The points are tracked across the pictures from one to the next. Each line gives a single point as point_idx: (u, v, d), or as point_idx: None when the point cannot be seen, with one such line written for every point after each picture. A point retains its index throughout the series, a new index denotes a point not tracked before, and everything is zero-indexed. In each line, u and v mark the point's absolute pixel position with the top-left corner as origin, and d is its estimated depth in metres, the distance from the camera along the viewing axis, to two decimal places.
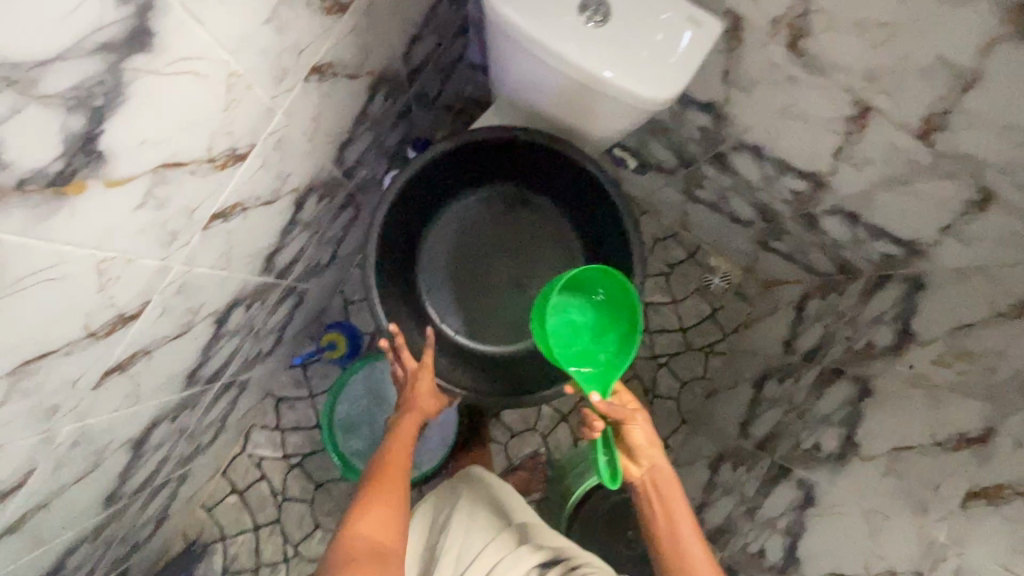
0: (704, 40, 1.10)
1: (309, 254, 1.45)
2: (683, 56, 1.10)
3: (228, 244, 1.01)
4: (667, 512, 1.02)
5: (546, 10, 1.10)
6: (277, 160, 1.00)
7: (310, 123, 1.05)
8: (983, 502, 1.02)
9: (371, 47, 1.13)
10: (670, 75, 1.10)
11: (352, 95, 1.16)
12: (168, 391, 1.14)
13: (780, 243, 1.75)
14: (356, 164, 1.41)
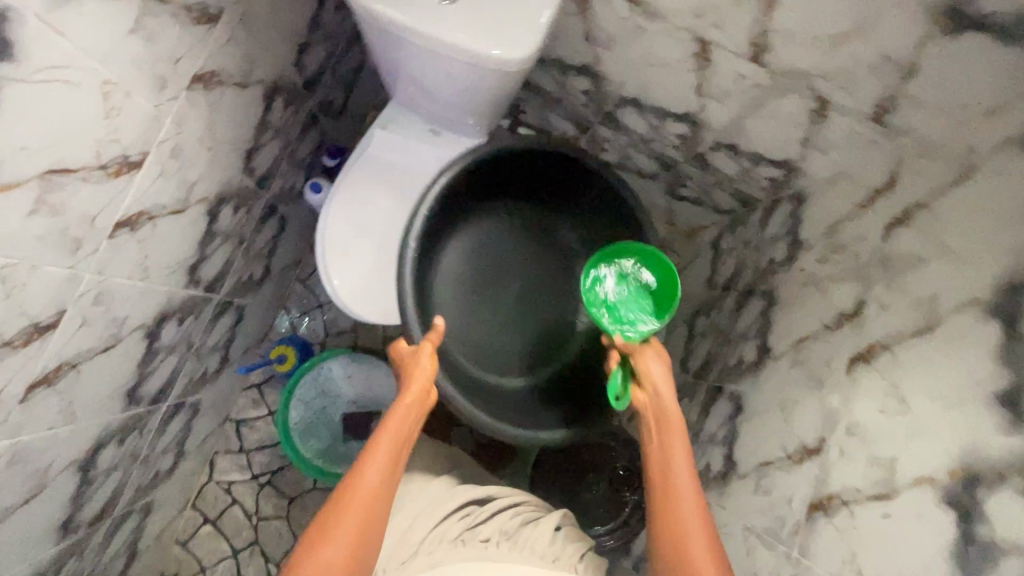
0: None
1: (236, 268, 1.33)
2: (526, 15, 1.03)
3: (141, 253, 0.93)
4: (672, 507, 0.89)
5: None
6: (177, 168, 0.93)
7: (204, 133, 0.98)
8: None
9: (257, 57, 1.04)
10: (514, 37, 1.02)
11: (244, 106, 1.07)
12: (107, 409, 1.01)
13: None
14: (267, 175, 1.32)
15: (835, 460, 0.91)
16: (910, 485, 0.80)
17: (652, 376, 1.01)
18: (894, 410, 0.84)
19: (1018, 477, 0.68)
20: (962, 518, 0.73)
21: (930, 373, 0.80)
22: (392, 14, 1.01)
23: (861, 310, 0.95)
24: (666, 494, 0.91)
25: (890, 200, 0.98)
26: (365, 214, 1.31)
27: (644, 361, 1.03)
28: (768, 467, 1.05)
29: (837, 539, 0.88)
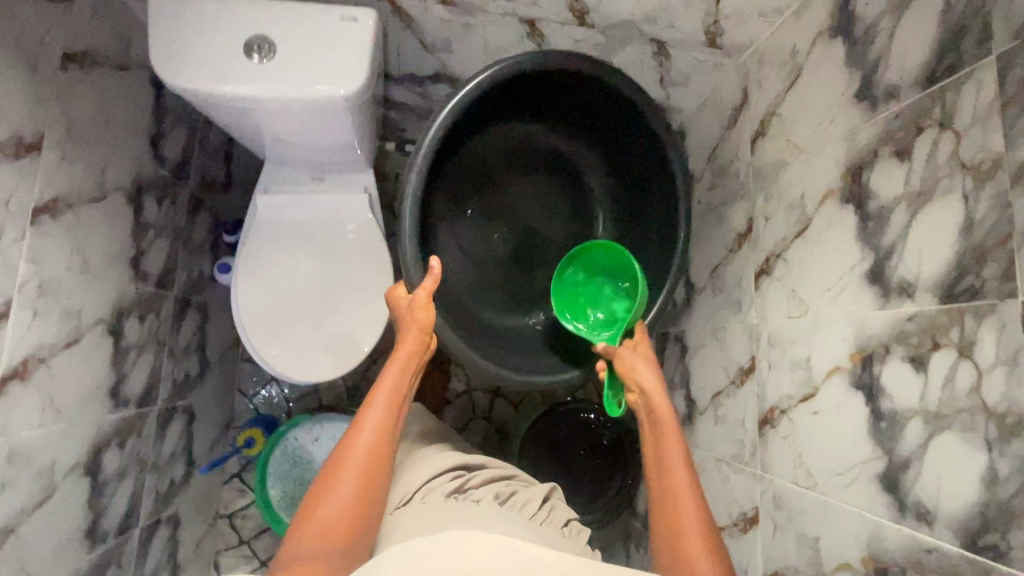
0: (337, 13, 0.96)
1: (167, 371, 1.30)
2: (344, 34, 0.97)
3: (45, 395, 0.90)
4: (670, 501, 0.82)
5: (198, 58, 0.94)
6: (48, 304, 0.90)
7: (73, 256, 0.96)
8: None
9: (105, 163, 1.02)
10: (345, 62, 0.97)
11: (112, 219, 1.06)
12: (71, 560, 0.98)
13: None
14: (167, 271, 1.30)
15: (765, 371, 1.01)
16: (825, 378, 0.88)
17: (637, 378, 0.97)
18: (797, 312, 0.94)
19: (899, 346, 0.74)
20: (868, 398, 0.79)
21: (817, 268, 0.90)
22: (216, 89, 0.95)
23: (751, 227, 1.08)
24: (663, 487, 0.84)
25: (747, 115, 1.12)
26: (271, 279, 1.27)
27: (627, 367, 0.99)
28: (719, 396, 1.16)
29: (787, 450, 0.94)
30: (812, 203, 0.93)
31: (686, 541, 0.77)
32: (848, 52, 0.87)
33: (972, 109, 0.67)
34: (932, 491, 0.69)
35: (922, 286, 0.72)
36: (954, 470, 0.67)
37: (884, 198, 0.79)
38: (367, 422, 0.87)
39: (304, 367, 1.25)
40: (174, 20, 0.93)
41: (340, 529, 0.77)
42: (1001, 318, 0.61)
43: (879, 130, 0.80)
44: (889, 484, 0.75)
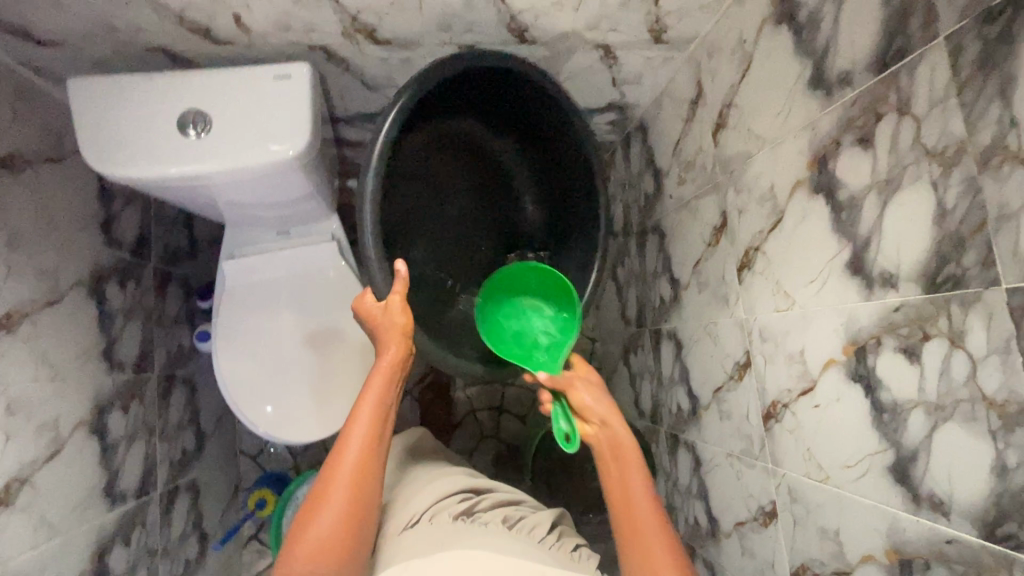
0: (270, 70, 0.78)
1: (244, 460, 1.37)
2: (283, 95, 0.78)
3: (141, 437, 1.00)
4: (649, 562, 0.67)
5: (106, 145, 0.77)
6: (126, 373, 0.98)
7: (140, 337, 1.04)
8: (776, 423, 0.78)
9: (160, 342, 1.11)
10: (278, 121, 0.79)
11: (180, 420, 1.14)
12: None
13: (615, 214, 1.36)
14: None
15: (788, 529, 0.78)
16: (857, 564, 0.64)
17: (589, 409, 0.78)
18: (816, 477, 0.70)
19: (943, 566, 0.53)
20: None
21: (832, 436, 0.67)
22: (217, 201, 0.99)
23: (750, 361, 0.83)
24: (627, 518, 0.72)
25: (730, 240, 0.86)
26: (255, 345, 1.08)
27: (577, 398, 0.79)
28: (742, 526, 0.91)
29: None
30: (814, 364, 0.69)
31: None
32: (814, 196, 0.66)
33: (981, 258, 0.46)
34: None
35: (955, 510, 0.51)
36: None
37: (897, 394, 0.56)
38: (357, 424, 0.71)
39: (305, 426, 1.06)
40: (87, 99, 0.77)
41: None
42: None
43: (879, 316, 0.58)
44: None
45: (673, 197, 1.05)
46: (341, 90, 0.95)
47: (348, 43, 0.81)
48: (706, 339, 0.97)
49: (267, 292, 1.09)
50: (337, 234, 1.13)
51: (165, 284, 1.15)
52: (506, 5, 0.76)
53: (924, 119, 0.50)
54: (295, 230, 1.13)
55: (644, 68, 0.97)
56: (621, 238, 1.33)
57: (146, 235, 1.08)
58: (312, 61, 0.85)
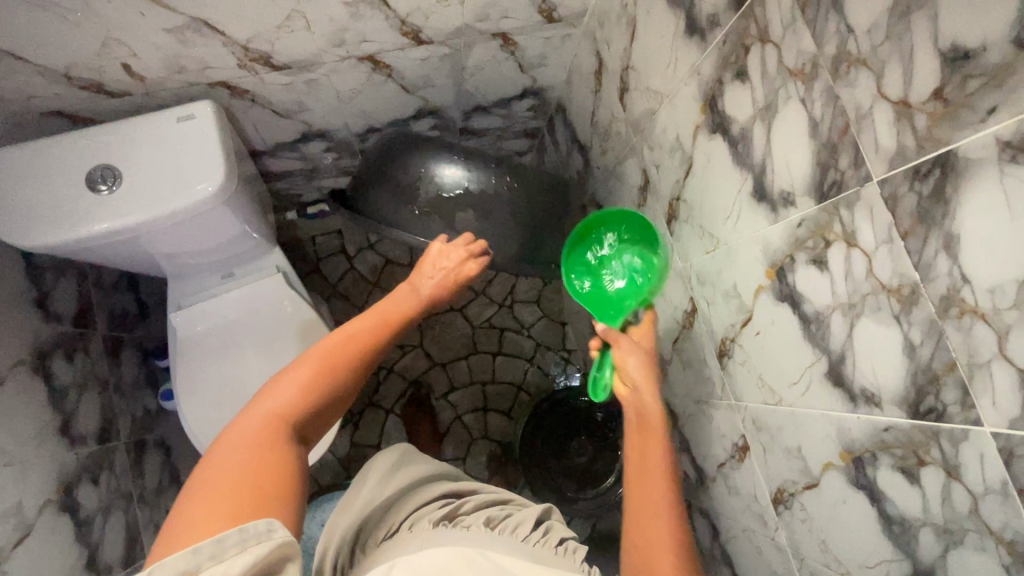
0: (169, 115, 0.78)
1: None
2: (187, 136, 0.78)
3: (115, 507, 0.98)
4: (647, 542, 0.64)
5: (14, 217, 0.75)
6: (88, 447, 0.96)
7: (95, 406, 1.01)
8: (729, 358, 0.81)
9: (121, 410, 1.08)
10: (191, 162, 0.78)
11: (154, 482, 1.11)
12: None
13: None
14: None
15: (761, 457, 0.80)
16: (822, 472, 0.67)
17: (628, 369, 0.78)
18: (771, 400, 0.73)
19: (885, 454, 0.56)
20: (872, 502, 0.60)
21: (777, 361, 0.70)
22: (150, 255, 0.97)
23: (696, 307, 0.86)
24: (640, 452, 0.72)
25: (656, 198, 0.89)
26: (221, 391, 1.07)
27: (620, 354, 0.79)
28: (723, 467, 0.93)
29: (809, 535, 0.73)
30: (748, 296, 0.72)
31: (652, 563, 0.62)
32: (713, 136, 0.69)
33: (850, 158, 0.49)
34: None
35: (884, 397, 0.54)
36: None
37: (816, 302, 0.59)
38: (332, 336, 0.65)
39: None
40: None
41: (266, 432, 0.54)
42: (976, 447, 0.45)
43: (787, 237, 0.61)
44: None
45: (601, 166, 1.08)
46: (253, 124, 0.95)
47: (247, 76, 0.82)
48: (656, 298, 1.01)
49: (224, 340, 1.08)
50: (280, 266, 1.13)
51: (116, 350, 1.12)
52: (391, 10, 0.78)
53: (782, 43, 0.53)
54: (238, 270, 1.12)
55: (543, 48, 0.99)
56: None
57: (86, 303, 1.06)
58: (216, 100, 0.85)
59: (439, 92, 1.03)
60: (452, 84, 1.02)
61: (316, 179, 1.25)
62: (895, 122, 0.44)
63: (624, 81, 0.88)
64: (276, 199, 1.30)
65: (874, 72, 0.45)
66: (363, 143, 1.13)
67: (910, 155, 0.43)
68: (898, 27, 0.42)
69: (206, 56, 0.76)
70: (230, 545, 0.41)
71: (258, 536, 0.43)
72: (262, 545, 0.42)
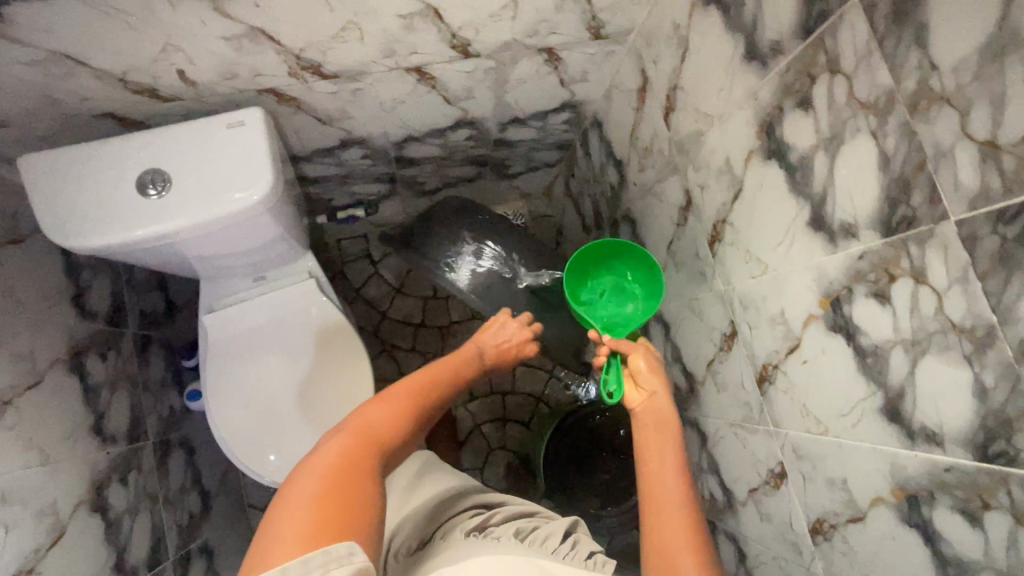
0: (219, 121, 0.78)
1: (252, 515, 1.34)
2: (237, 143, 0.79)
3: (142, 507, 0.98)
4: (665, 552, 0.63)
5: (64, 218, 0.76)
6: (118, 447, 0.96)
7: (125, 406, 1.01)
8: (770, 384, 0.80)
9: (149, 410, 1.08)
10: (237, 170, 0.79)
11: (178, 482, 1.11)
12: None
13: (582, 211, 1.38)
14: None
15: (799, 486, 0.79)
16: (869, 506, 0.66)
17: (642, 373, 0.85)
18: (815, 430, 0.72)
19: (945, 493, 0.55)
20: (925, 541, 0.59)
21: (824, 390, 0.69)
22: (188, 257, 0.98)
23: (736, 331, 0.85)
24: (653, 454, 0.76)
25: (698, 219, 0.88)
26: (249, 393, 1.07)
27: (636, 362, 0.87)
28: (755, 492, 0.92)
29: (849, 568, 0.72)
30: (795, 323, 0.71)
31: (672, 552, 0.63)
32: (768, 162, 0.68)
33: (925, 196, 0.49)
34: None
35: (947, 437, 0.53)
36: None
37: (874, 336, 0.59)
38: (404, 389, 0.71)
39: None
40: (43, 178, 0.76)
41: (359, 447, 0.58)
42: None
43: (845, 267, 0.60)
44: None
45: (637, 183, 1.08)
46: (296, 131, 0.96)
47: (297, 84, 0.82)
48: (691, 317, 1.00)
49: (255, 343, 1.08)
50: (312, 271, 1.13)
51: (145, 348, 1.13)
52: (445, 24, 0.78)
53: (854, 74, 0.53)
54: (270, 272, 1.12)
55: (586, 64, 0.99)
56: (595, 232, 1.35)
57: (119, 302, 1.06)
58: (264, 106, 0.86)
59: (480, 104, 1.03)
60: (493, 97, 1.02)
61: (349, 185, 1.26)
62: (980, 163, 0.43)
63: (671, 99, 0.87)
64: (308, 204, 1.30)
65: (958, 111, 0.44)
66: (399, 151, 1.14)
67: (994, 197, 0.43)
68: (991, 68, 0.41)
69: (259, 63, 0.76)
70: (317, 565, 0.42)
71: (338, 559, 0.43)
72: (343, 568, 0.42)
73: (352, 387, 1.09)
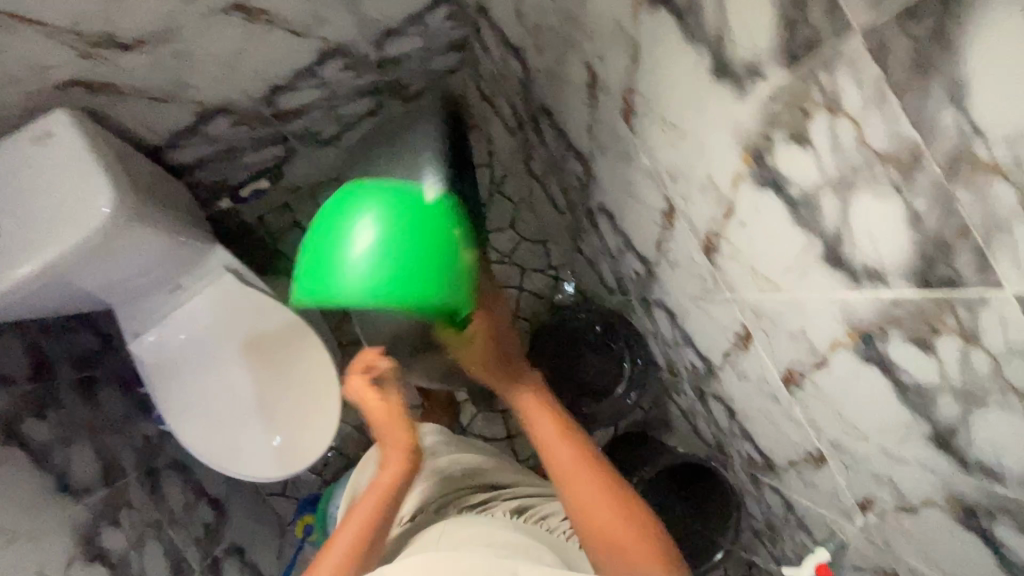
0: (24, 137, 0.76)
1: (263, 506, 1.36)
2: (50, 154, 0.76)
3: (148, 539, 0.99)
4: (617, 555, 0.74)
5: None
6: (98, 497, 0.95)
7: (91, 452, 0.99)
8: (717, 254, 0.76)
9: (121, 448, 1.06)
10: (64, 186, 0.75)
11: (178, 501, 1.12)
12: None
13: (501, 108, 1.27)
14: None
15: (765, 342, 0.78)
16: (830, 350, 0.65)
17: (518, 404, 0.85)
18: (768, 288, 0.69)
19: (896, 326, 0.52)
20: (884, 372, 0.58)
21: (766, 248, 0.64)
22: (81, 290, 0.87)
23: (673, 206, 0.80)
24: (573, 483, 0.79)
25: (607, 95, 0.79)
26: (214, 406, 1.01)
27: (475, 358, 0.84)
28: (729, 355, 0.92)
29: (825, 406, 0.73)
30: (725, 186, 0.65)
31: (632, 551, 0.74)
32: (656, 12, 0.59)
33: (825, 10, 0.41)
34: (992, 457, 0.51)
35: (890, 271, 0.49)
36: (1010, 443, 0.48)
37: (801, 182, 0.53)
38: (338, 540, 0.78)
39: (294, 462, 1.02)
40: None
41: None
42: (997, 312, 0.42)
43: (759, 113, 0.53)
44: (944, 450, 0.56)
45: (541, 69, 0.96)
46: (135, 117, 0.88)
47: (101, 64, 0.76)
48: (629, 200, 0.93)
49: (200, 355, 1.01)
50: (230, 265, 1.02)
51: (92, 390, 1.08)
52: None
53: None
54: (187, 279, 1.01)
55: None
56: (520, 132, 1.24)
57: (40, 356, 0.99)
58: (76, 102, 0.81)
59: (338, 27, 0.89)
60: (349, 13, 0.87)
61: (239, 158, 1.13)
62: None
63: None
64: (205, 190, 1.17)
65: None
66: (275, 105, 1.02)
67: None
68: None
69: (27, 52, 0.70)
70: None
71: None
72: None
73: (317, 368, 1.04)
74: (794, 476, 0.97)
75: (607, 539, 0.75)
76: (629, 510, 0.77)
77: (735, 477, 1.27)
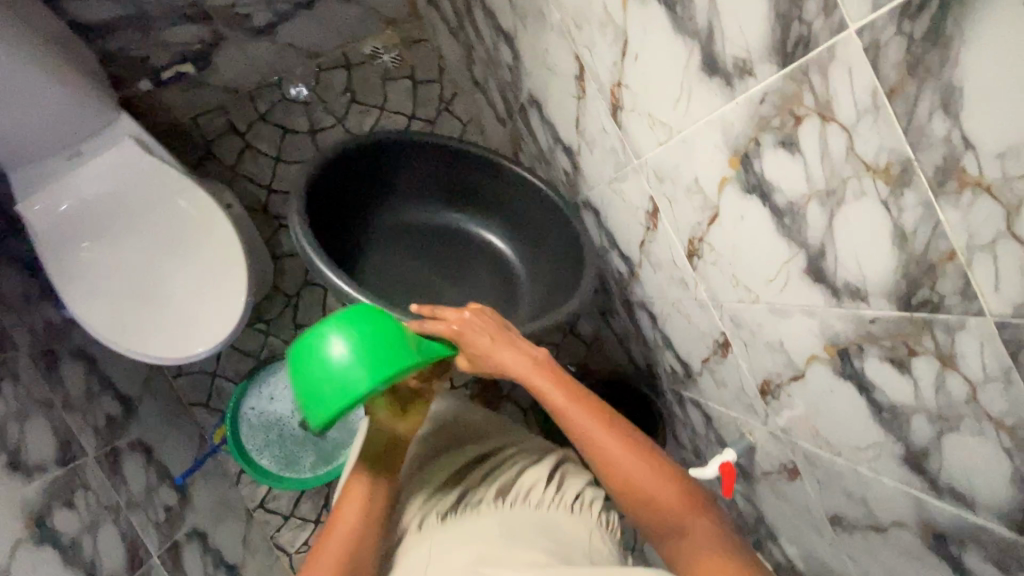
0: None
1: (180, 414, 1.31)
2: None
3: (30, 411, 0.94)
4: (645, 504, 0.61)
5: None
6: None
7: None
8: (621, 112, 0.73)
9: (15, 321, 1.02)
10: None
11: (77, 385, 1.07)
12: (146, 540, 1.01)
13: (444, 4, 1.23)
14: None
15: (669, 211, 0.74)
16: (719, 194, 0.61)
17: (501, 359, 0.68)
18: (663, 137, 0.66)
19: (764, 130, 0.49)
20: (763, 201, 0.54)
21: (657, 83, 0.61)
22: None
23: (583, 65, 0.76)
24: (587, 432, 0.63)
25: None
26: (113, 276, 1.02)
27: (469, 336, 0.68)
28: (644, 244, 0.88)
29: (723, 273, 0.70)
30: (620, 16, 0.62)
31: (655, 491, 0.61)
32: None
33: None
34: (856, 274, 0.48)
35: (756, 56, 0.46)
36: (868, 241, 0.45)
37: None
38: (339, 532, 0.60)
39: (198, 341, 1.02)
40: None
41: None
42: (844, 63, 0.39)
43: None
44: (818, 281, 0.53)
45: None
46: None
47: None
48: (550, 77, 0.90)
49: (100, 224, 1.03)
50: (133, 133, 1.07)
51: None
52: None
53: None
54: (89, 147, 1.05)
55: None
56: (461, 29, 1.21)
57: None
58: None
59: None
60: None
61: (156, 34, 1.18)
62: None
63: None
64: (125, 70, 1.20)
65: None
66: None
67: None
68: None
69: None
70: None
71: None
72: None
73: (219, 243, 1.07)
74: (709, 380, 0.93)
75: (630, 487, 0.61)
76: (641, 444, 0.64)
77: (665, 401, 1.24)
